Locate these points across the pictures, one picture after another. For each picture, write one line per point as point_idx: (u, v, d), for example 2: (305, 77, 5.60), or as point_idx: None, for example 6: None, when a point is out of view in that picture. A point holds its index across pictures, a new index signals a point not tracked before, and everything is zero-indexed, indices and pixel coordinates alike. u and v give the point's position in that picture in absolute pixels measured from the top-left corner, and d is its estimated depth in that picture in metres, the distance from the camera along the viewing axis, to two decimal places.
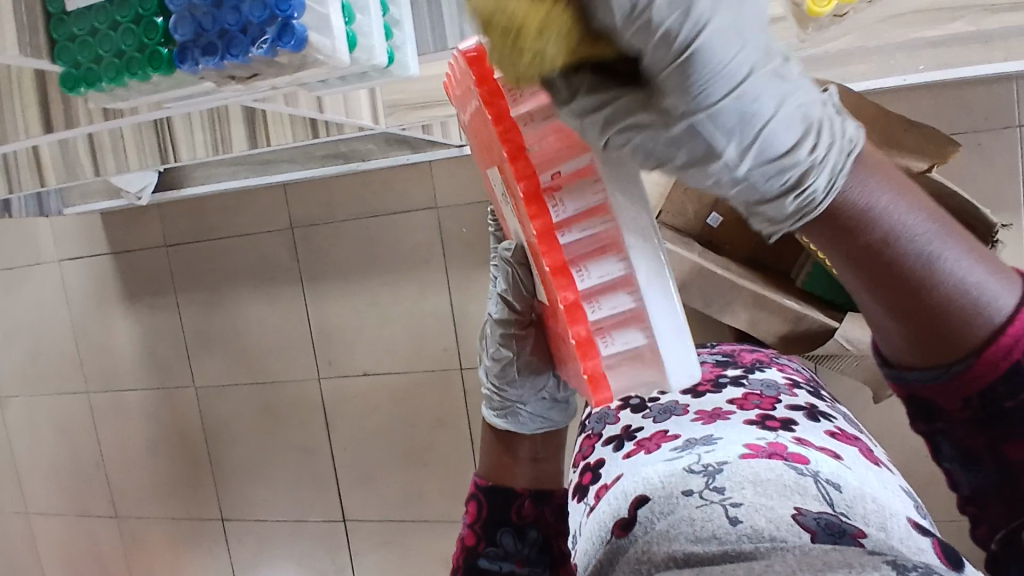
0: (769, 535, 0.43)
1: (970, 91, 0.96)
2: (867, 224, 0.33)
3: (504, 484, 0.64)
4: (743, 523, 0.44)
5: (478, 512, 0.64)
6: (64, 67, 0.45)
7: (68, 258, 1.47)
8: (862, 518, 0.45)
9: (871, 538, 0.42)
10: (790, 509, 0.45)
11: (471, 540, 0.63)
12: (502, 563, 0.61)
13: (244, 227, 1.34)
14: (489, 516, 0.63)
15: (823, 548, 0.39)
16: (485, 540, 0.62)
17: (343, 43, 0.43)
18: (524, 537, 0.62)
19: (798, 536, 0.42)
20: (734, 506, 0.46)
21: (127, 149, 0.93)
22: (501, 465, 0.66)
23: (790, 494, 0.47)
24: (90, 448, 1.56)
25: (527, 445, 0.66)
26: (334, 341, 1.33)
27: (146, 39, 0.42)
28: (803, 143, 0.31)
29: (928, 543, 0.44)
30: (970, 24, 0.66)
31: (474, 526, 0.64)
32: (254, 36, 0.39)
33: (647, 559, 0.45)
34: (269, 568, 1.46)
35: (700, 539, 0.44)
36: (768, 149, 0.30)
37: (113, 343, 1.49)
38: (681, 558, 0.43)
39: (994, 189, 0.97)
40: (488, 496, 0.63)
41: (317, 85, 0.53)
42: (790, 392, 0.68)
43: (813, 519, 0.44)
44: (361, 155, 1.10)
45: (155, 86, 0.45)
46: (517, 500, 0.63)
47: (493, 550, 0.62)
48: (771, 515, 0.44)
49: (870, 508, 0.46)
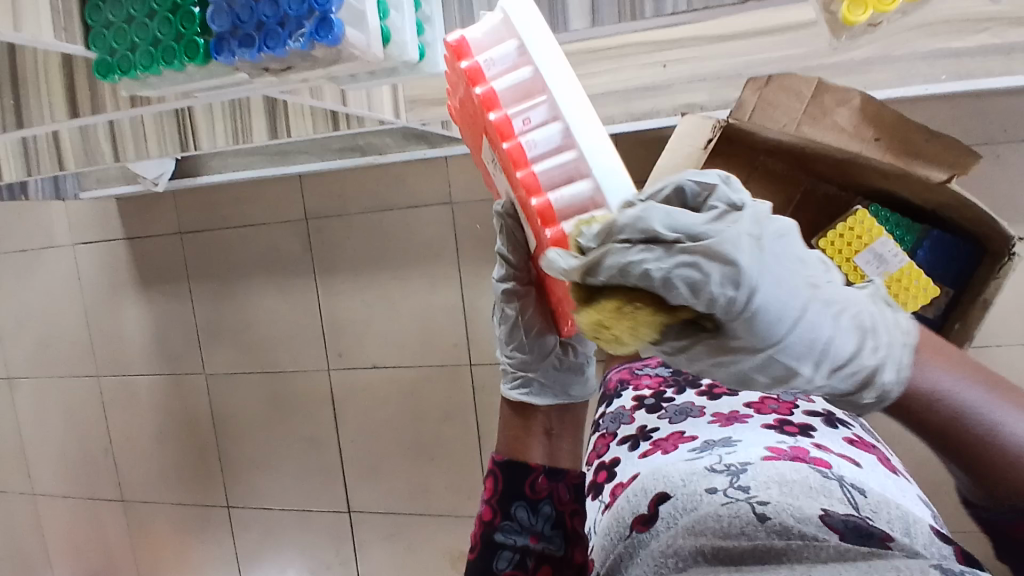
0: (800, 532, 0.43)
1: (990, 102, 0.96)
2: (935, 406, 0.37)
3: (520, 459, 0.60)
4: (771, 520, 0.45)
5: (495, 485, 0.59)
6: (98, 54, 0.45)
7: (82, 243, 1.48)
8: (887, 523, 0.46)
9: (898, 541, 0.42)
10: (817, 509, 0.45)
11: (487, 515, 0.58)
12: (518, 538, 0.56)
13: (258, 217, 1.35)
14: (505, 489, 0.58)
15: (861, 551, 0.39)
16: (501, 513, 0.57)
17: (378, 39, 0.43)
18: (540, 512, 0.57)
19: (828, 535, 0.42)
20: (761, 505, 0.47)
21: (147, 136, 0.94)
22: (516, 439, 0.62)
23: (816, 496, 0.47)
24: (98, 431, 1.57)
25: (539, 418, 0.63)
26: (344, 333, 1.34)
27: (182, 29, 0.42)
28: (863, 349, 0.38)
29: (950, 549, 0.44)
30: (995, 36, 0.66)
31: (490, 499, 0.59)
32: (292, 30, 0.39)
33: (674, 551, 0.46)
34: (272, 556, 1.47)
35: (728, 535, 0.45)
36: (836, 361, 0.38)
37: (124, 328, 1.50)
38: (712, 553, 0.44)
39: (1011, 201, 0.97)
40: (504, 469, 0.59)
41: (345, 80, 0.53)
42: (807, 398, 0.69)
43: (841, 521, 0.44)
44: (378, 148, 1.10)
45: (188, 76, 0.46)
46: (530, 473, 0.58)
47: (509, 524, 0.57)
48: (799, 514, 0.45)
49: (894, 513, 0.47)
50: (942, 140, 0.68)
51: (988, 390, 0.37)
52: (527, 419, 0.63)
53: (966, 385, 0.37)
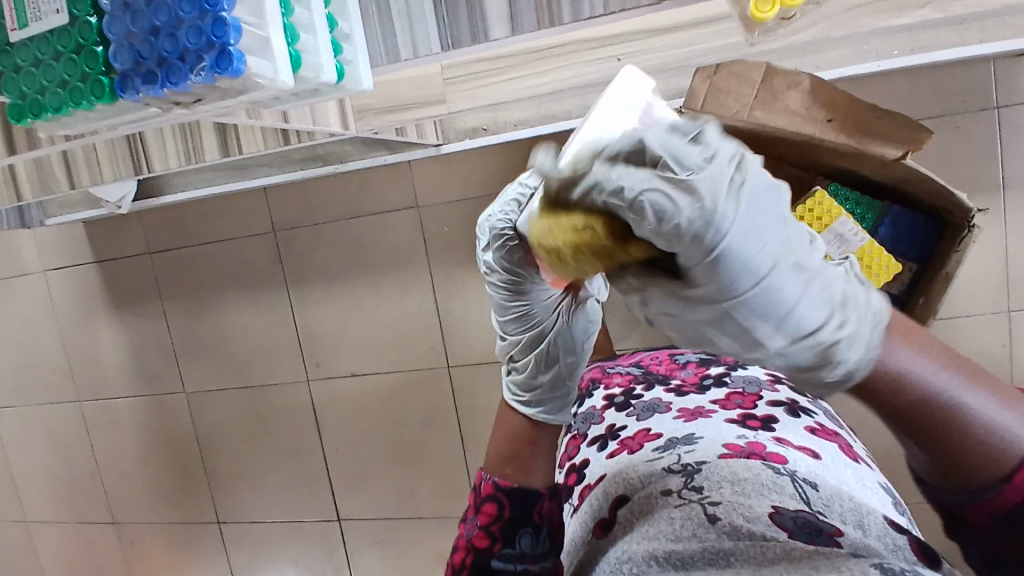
0: (749, 532, 0.42)
1: (947, 74, 0.95)
2: (902, 382, 0.35)
3: (522, 483, 0.56)
4: (721, 521, 0.44)
5: (499, 511, 0.55)
6: (10, 97, 0.45)
7: (53, 268, 1.47)
8: (839, 516, 0.44)
9: (848, 536, 0.42)
10: (768, 508, 0.45)
11: (482, 541, 0.55)
12: (518, 565, 0.53)
13: (227, 231, 1.34)
14: (509, 516, 0.55)
15: (805, 550, 0.39)
16: (501, 541, 0.54)
17: (286, 65, 0.42)
18: (541, 536, 0.55)
19: (777, 534, 0.41)
20: (713, 505, 0.46)
21: (100, 161, 0.92)
22: (519, 456, 0.58)
23: (768, 493, 0.47)
24: (84, 455, 1.56)
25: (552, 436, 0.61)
26: (321, 342, 1.33)
27: (87, 68, 0.41)
28: (832, 320, 0.36)
29: (905, 540, 0.42)
30: (938, 10, 0.68)
31: (487, 525, 0.55)
32: (192, 63, 0.38)
33: (627, 556, 0.45)
34: (266, 568, 1.47)
35: (680, 539, 0.44)
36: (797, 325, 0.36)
37: (101, 352, 1.49)
38: (663, 555, 0.43)
39: (974, 173, 0.97)
40: (511, 493, 0.55)
41: (271, 102, 0.52)
42: (772, 387, 0.68)
43: (790, 518, 0.43)
44: (338, 156, 1.09)
45: (102, 113, 0.45)
46: (539, 499, 0.56)
47: (509, 551, 0.54)
48: (749, 513, 0.44)
49: (846, 506, 0.46)
50: (895, 117, 0.71)
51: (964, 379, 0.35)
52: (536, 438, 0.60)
53: (926, 365, 0.35)
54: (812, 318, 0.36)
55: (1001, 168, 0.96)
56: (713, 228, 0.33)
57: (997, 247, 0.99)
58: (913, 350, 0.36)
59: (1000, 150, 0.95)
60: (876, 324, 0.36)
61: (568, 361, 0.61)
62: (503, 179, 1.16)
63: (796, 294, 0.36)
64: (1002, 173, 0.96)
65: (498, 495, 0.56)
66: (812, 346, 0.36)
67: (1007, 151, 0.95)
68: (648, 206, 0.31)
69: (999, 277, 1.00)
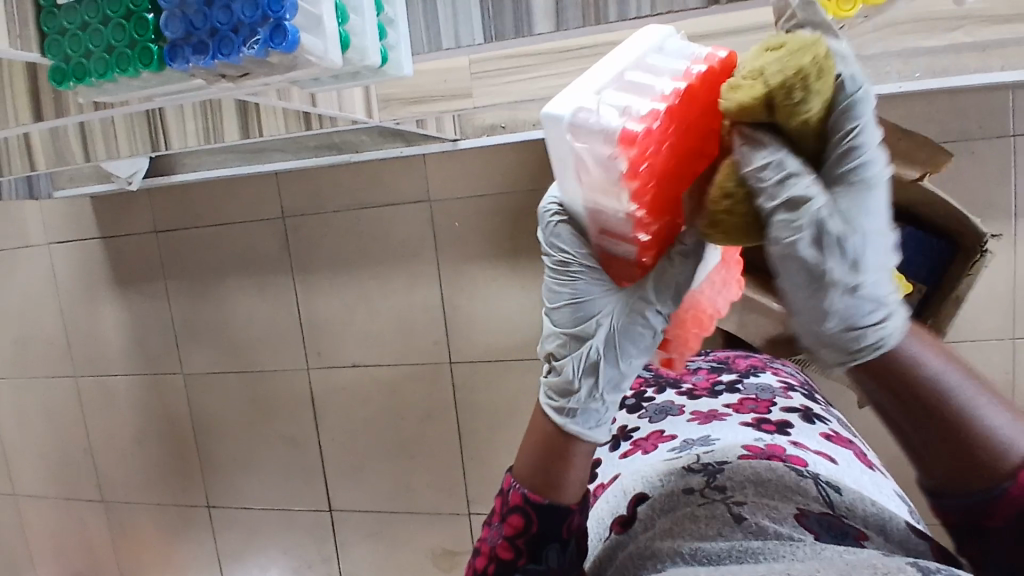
0: (775, 531, 0.43)
1: (965, 99, 0.96)
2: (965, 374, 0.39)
3: (555, 498, 0.49)
4: (748, 520, 0.44)
5: (526, 526, 0.49)
6: (53, 60, 0.44)
7: (57, 242, 1.46)
8: (862, 520, 0.45)
9: (872, 541, 0.43)
10: (793, 509, 0.45)
11: (506, 552, 0.50)
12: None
13: (236, 214, 1.33)
14: (537, 532, 0.49)
15: (835, 550, 0.39)
16: (526, 556, 0.49)
17: (336, 45, 0.42)
18: (569, 551, 0.50)
19: (804, 535, 0.42)
20: (737, 505, 0.46)
21: (117, 135, 0.91)
22: (554, 470, 0.50)
23: (791, 495, 0.47)
24: (77, 432, 1.55)
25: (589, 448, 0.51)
26: (324, 331, 1.33)
27: (136, 36, 0.42)
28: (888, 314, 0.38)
29: (927, 546, 0.43)
30: (966, 34, 0.69)
31: (513, 537, 0.50)
32: (246, 36, 0.38)
33: (651, 554, 0.45)
34: (254, 555, 1.46)
35: (705, 537, 0.44)
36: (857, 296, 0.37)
37: (101, 328, 1.48)
38: (689, 553, 0.43)
39: (987, 198, 0.98)
40: (542, 511, 0.49)
41: (309, 83, 0.52)
42: (785, 395, 0.68)
43: (816, 521, 0.44)
44: (354, 146, 1.09)
45: (145, 82, 0.45)
46: (570, 517, 0.50)
47: (535, 567, 0.49)
48: (775, 514, 0.45)
49: (870, 509, 0.46)
50: (915, 139, 0.75)
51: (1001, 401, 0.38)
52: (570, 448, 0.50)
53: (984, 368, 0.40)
54: (875, 306, 0.37)
55: (1015, 195, 0.97)
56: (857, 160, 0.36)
57: (1006, 273, 1.00)
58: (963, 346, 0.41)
59: (1014, 177, 0.97)
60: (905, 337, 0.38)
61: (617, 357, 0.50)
62: (517, 178, 1.16)
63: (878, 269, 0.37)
64: (1015, 200, 0.97)
65: (526, 507, 0.50)
66: (859, 327, 0.37)
67: (1021, 179, 0.97)
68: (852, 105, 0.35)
69: (1006, 303, 1.00)
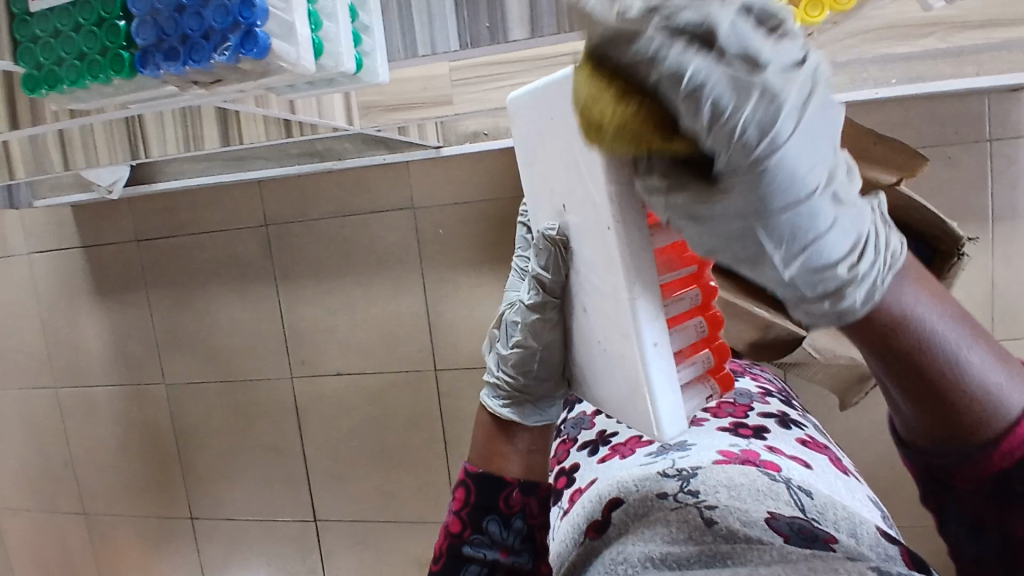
0: (745, 535, 0.43)
1: (941, 105, 0.98)
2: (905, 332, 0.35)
3: (494, 470, 0.56)
4: (718, 524, 0.45)
5: (467, 496, 0.56)
6: (26, 68, 0.44)
7: (38, 252, 1.44)
8: (832, 523, 0.45)
9: (842, 543, 0.42)
10: (764, 513, 0.45)
11: (455, 526, 0.55)
12: (488, 552, 0.53)
13: (219, 223, 1.32)
14: (477, 501, 0.55)
15: (803, 553, 0.39)
16: (471, 526, 0.54)
17: (309, 50, 0.42)
18: (511, 526, 0.54)
19: (773, 538, 0.42)
20: (709, 509, 0.46)
21: (97, 145, 0.90)
22: (495, 451, 0.58)
23: (763, 499, 0.47)
24: (57, 444, 1.53)
25: (525, 434, 0.58)
26: (308, 340, 1.32)
27: (108, 42, 0.42)
28: (851, 258, 0.35)
29: (895, 550, 0.43)
30: (941, 40, 0.71)
31: (459, 510, 0.56)
32: (217, 43, 0.38)
33: (621, 558, 0.45)
34: (238, 566, 1.45)
35: (675, 541, 0.44)
36: (816, 260, 0.35)
37: (82, 338, 1.46)
38: (659, 557, 0.43)
39: (963, 203, 0.99)
40: (478, 479, 0.56)
41: (285, 90, 0.52)
42: (763, 400, 0.68)
43: (786, 524, 0.44)
44: (337, 153, 1.09)
45: (119, 88, 0.45)
46: (505, 487, 0.55)
47: (479, 537, 0.54)
48: (745, 518, 0.45)
49: (841, 514, 0.46)
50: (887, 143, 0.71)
51: (978, 341, 0.36)
52: (507, 430, 0.59)
53: (951, 329, 0.35)
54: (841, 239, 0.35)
55: (991, 200, 0.99)
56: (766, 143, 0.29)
57: (983, 277, 1.01)
58: (921, 295, 0.36)
59: (989, 182, 0.98)
60: (891, 267, 0.35)
61: (623, 398, 0.45)
62: (500, 185, 1.17)
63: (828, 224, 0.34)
64: (991, 204, 0.99)
65: (468, 480, 0.57)
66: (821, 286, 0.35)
67: (997, 183, 0.98)
68: (708, 97, 0.27)
69: (984, 306, 1.02)
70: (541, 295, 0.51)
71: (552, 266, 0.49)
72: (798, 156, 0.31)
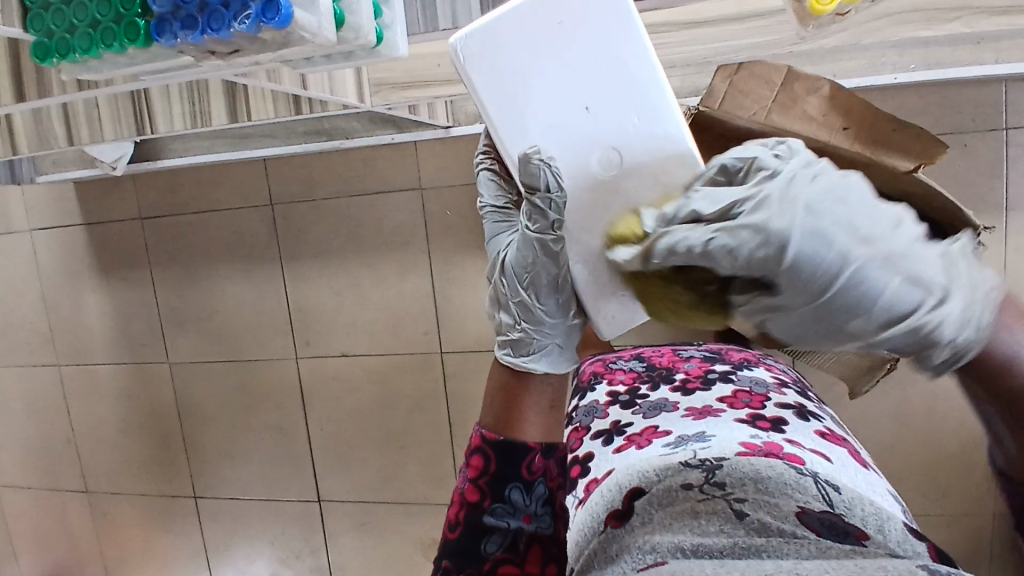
0: (779, 529, 0.41)
1: (960, 92, 0.96)
2: None
3: (513, 437, 0.58)
4: (749, 517, 0.43)
5: (487, 465, 0.58)
6: (36, 36, 0.43)
7: (40, 228, 1.43)
8: (861, 519, 0.44)
9: (874, 540, 0.41)
10: (794, 507, 0.44)
11: (474, 495, 0.57)
12: (511, 520, 0.57)
13: (224, 201, 1.31)
14: (498, 471, 0.58)
15: (842, 548, 0.38)
16: (492, 496, 0.57)
17: (330, 21, 0.41)
18: (533, 493, 0.58)
19: (807, 533, 0.41)
20: (738, 501, 0.45)
21: (102, 118, 0.88)
22: (513, 418, 0.59)
23: (791, 493, 0.46)
24: (60, 422, 1.52)
25: (537, 387, 0.63)
26: (314, 321, 1.31)
27: (122, 10, 0.40)
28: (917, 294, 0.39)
29: (924, 547, 0.42)
30: (965, 24, 0.68)
31: (478, 479, 0.58)
32: (237, 11, 0.37)
33: (650, 546, 0.43)
34: (241, 545, 1.45)
35: (707, 533, 0.43)
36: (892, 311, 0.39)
37: (85, 316, 1.45)
38: (690, 548, 0.41)
39: (979, 192, 0.98)
40: (499, 448, 0.57)
41: (299, 64, 0.51)
42: (779, 391, 0.67)
43: (818, 519, 0.43)
44: (345, 132, 1.07)
45: (131, 58, 0.44)
46: (529, 454, 0.58)
47: (501, 506, 0.57)
48: (775, 512, 0.43)
49: (868, 510, 0.45)
50: (911, 129, 0.63)
51: None
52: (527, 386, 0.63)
53: None
54: (904, 284, 0.39)
55: (1006, 189, 0.97)
56: (782, 247, 0.39)
57: (996, 267, 1.01)
58: None
59: (1006, 171, 0.97)
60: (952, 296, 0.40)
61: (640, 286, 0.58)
62: None
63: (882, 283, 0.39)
64: (1007, 194, 0.98)
65: (486, 447, 0.58)
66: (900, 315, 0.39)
67: (1013, 173, 0.97)
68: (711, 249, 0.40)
69: None
70: (544, 219, 0.55)
71: (551, 187, 0.53)
72: (810, 240, 0.39)
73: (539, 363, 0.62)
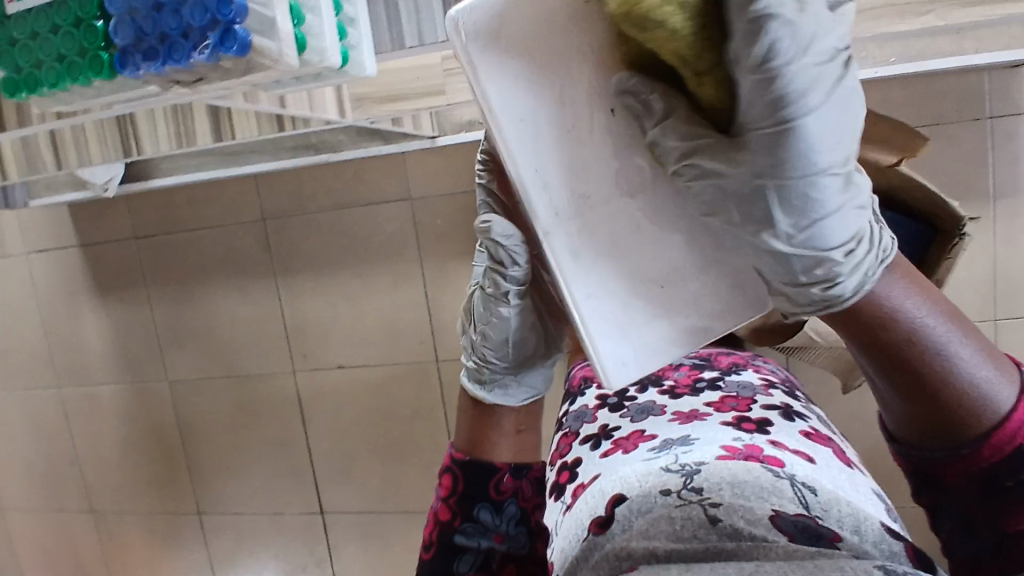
0: (751, 534, 0.42)
1: (942, 83, 0.96)
2: (894, 322, 0.42)
3: (481, 456, 0.58)
4: (723, 522, 0.43)
5: (455, 485, 0.57)
6: (7, 72, 0.46)
7: (36, 251, 1.44)
8: (836, 522, 0.44)
9: (847, 542, 0.42)
10: (768, 511, 0.44)
11: (445, 515, 0.57)
12: (481, 540, 0.55)
13: (216, 218, 1.32)
14: (465, 490, 0.57)
15: (808, 551, 0.38)
16: (461, 516, 0.56)
17: (291, 44, 0.42)
18: (504, 512, 0.56)
19: (778, 537, 0.41)
20: (714, 507, 0.45)
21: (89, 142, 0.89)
22: (482, 438, 0.60)
23: (767, 496, 0.46)
24: (64, 443, 1.53)
25: (510, 416, 0.61)
26: (310, 334, 1.32)
27: (85, 43, 0.42)
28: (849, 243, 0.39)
29: (899, 547, 0.43)
30: (940, 17, 0.70)
31: (447, 499, 0.57)
32: (195, 41, 0.39)
33: (624, 553, 0.43)
34: (246, 559, 1.45)
35: (681, 539, 0.43)
36: (821, 239, 0.38)
37: (84, 337, 1.46)
38: (663, 555, 0.42)
39: (965, 182, 0.98)
40: (464, 467, 0.57)
41: (268, 87, 0.52)
42: (766, 392, 0.67)
43: (791, 522, 0.43)
44: (332, 146, 1.08)
45: (99, 90, 0.45)
46: (496, 474, 0.57)
47: (471, 525, 0.55)
48: (749, 516, 0.44)
49: (845, 511, 0.45)
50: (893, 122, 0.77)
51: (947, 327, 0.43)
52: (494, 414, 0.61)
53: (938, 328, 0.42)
54: (849, 226, 0.38)
55: (992, 178, 0.97)
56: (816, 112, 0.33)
57: (985, 257, 1.00)
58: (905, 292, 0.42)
59: (991, 160, 0.97)
60: (882, 260, 0.42)
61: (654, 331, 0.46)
62: None
63: (836, 207, 0.37)
64: (993, 183, 0.97)
65: (454, 468, 0.58)
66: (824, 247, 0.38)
67: (998, 161, 0.97)
68: (771, 51, 0.31)
69: (986, 287, 1.01)
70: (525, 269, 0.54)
71: None
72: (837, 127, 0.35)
73: (495, 398, 0.60)
